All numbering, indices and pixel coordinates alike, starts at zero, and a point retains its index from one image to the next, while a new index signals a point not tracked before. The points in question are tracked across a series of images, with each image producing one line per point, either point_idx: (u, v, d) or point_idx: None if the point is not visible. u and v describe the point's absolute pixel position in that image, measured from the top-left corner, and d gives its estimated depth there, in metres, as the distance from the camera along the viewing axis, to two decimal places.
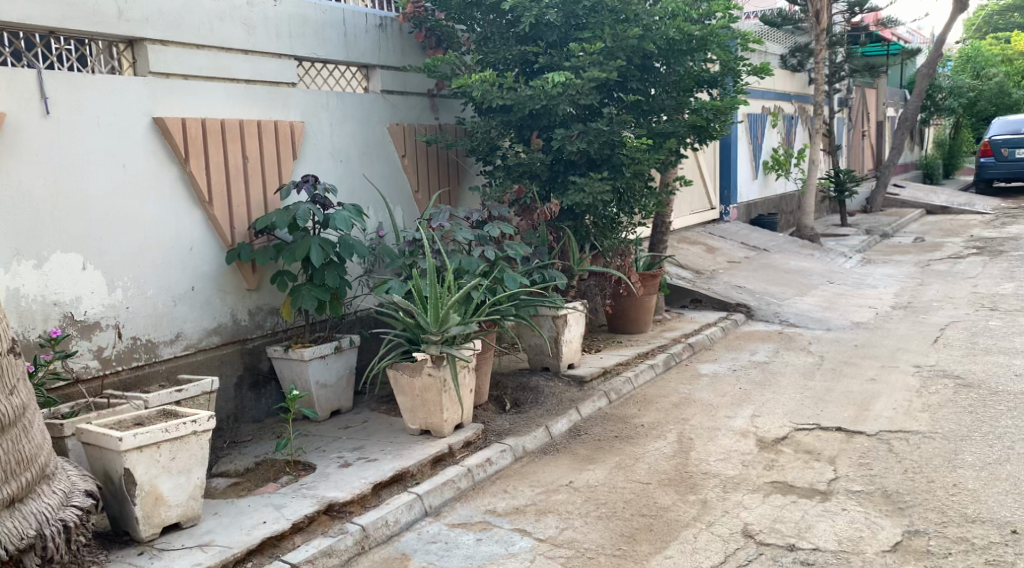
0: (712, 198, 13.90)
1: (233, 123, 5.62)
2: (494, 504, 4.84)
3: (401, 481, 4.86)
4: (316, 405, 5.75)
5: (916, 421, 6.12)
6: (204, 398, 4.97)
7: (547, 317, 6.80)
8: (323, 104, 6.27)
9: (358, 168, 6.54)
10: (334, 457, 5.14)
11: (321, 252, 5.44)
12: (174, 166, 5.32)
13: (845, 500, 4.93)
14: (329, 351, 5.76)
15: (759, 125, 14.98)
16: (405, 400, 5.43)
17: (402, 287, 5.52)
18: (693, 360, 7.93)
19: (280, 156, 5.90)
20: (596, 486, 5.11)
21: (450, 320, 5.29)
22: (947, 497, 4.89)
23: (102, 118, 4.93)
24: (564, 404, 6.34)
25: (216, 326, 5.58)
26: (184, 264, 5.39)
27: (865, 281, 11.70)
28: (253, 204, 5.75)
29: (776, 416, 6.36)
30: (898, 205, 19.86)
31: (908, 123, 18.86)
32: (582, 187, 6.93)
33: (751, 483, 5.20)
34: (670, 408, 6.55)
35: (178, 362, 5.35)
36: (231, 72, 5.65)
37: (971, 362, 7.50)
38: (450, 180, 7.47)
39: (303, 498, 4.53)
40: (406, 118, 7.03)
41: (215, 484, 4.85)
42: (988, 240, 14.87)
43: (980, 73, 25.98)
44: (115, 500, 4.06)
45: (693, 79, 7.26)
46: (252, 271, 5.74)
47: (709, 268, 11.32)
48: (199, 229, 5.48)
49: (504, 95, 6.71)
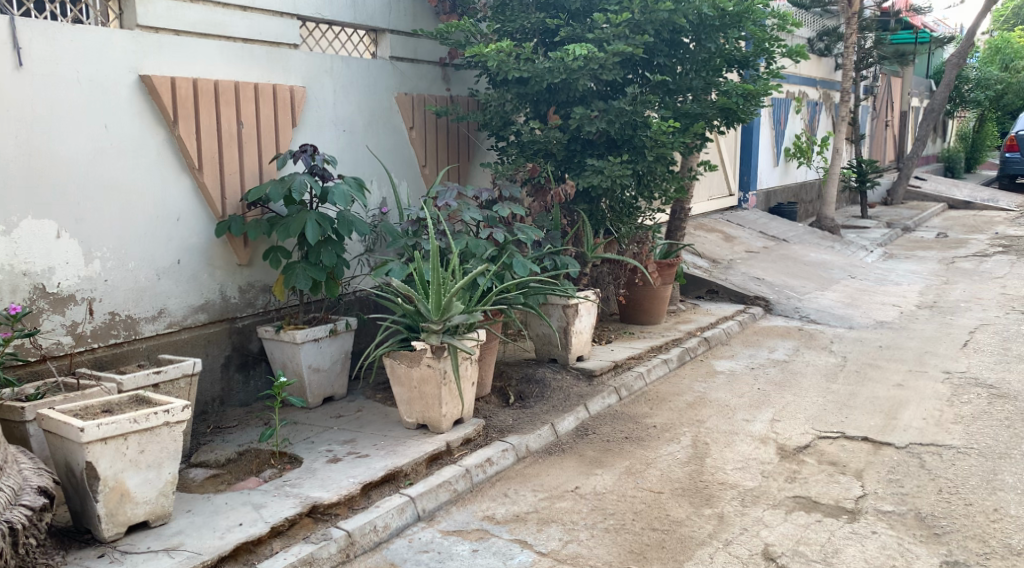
0: (731, 184, 13.44)
1: (227, 84, 5.19)
2: (493, 510, 4.45)
3: (393, 481, 4.47)
4: (306, 392, 5.37)
5: (948, 434, 5.71)
6: (184, 382, 4.58)
7: (556, 306, 6.38)
8: (326, 68, 5.84)
9: (362, 139, 6.12)
10: (322, 450, 4.73)
11: (317, 229, 5.03)
12: (162, 129, 4.91)
13: (875, 521, 4.53)
14: (324, 334, 5.37)
15: (783, 109, 14.49)
16: (401, 391, 5.03)
17: (402, 270, 5.12)
18: (708, 355, 7.52)
19: (278, 122, 5.48)
20: (604, 494, 4.72)
21: (452, 308, 4.88)
22: (987, 524, 4.50)
23: (82, 73, 4.52)
24: (571, 400, 5.95)
25: (203, 303, 5.18)
26: (170, 235, 4.98)
27: (888, 277, 11.24)
28: (246, 174, 5.33)
29: (797, 422, 5.95)
30: (920, 198, 19.32)
31: (936, 115, 18.25)
32: (601, 168, 6.50)
33: (771, 497, 4.80)
34: (684, 408, 6.15)
35: (160, 341, 4.95)
36: (228, 30, 5.21)
37: (1005, 371, 7.07)
38: (460, 155, 7.03)
39: (285, 498, 4.14)
40: (416, 87, 6.60)
41: (192, 476, 4.45)
42: (1016, 238, 14.35)
43: (1010, 66, 24.94)
44: (75, 494, 3.67)
45: (723, 58, 6.83)
46: (244, 246, 5.32)
47: (725, 257, 10.88)
48: (187, 199, 5.06)
49: (520, 67, 6.26)
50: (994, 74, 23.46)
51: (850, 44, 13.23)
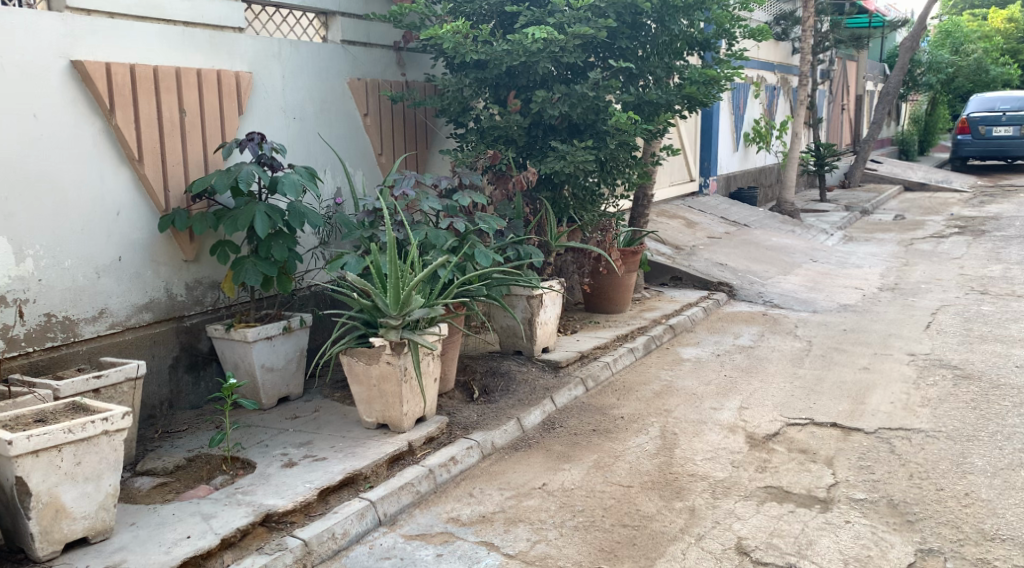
0: (693, 169, 13.36)
1: (168, 70, 4.93)
2: (458, 511, 4.27)
3: (352, 485, 4.26)
4: (260, 392, 5.14)
5: (916, 418, 5.64)
6: (128, 386, 4.33)
7: (520, 297, 6.21)
8: (275, 53, 5.59)
9: (314, 126, 5.88)
10: (277, 454, 4.51)
11: (266, 221, 4.83)
12: (97, 119, 4.63)
13: (848, 510, 4.44)
14: (277, 332, 5.15)
15: (742, 94, 14.42)
16: (359, 389, 4.81)
17: (358, 263, 4.89)
18: (674, 343, 7.40)
19: (224, 110, 5.22)
20: (572, 490, 4.56)
21: (412, 302, 4.66)
22: (959, 509, 4.42)
23: (7, 58, 4.23)
24: (537, 393, 5.78)
25: (147, 302, 4.92)
26: (109, 231, 4.71)
27: (848, 259, 11.22)
28: (191, 164, 5.07)
29: (766, 409, 5.85)
30: (876, 180, 19.44)
31: (891, 98, 18.33)
32: (563, 154, 6.33)
33: (743, 488, 4.68)
34: (652, 397, 6.03)
35: (102, 343, 4.69)
36: (167, 12, 4.95)
37: (968, 351, 7.04)
38: (418, 143, 6.81)
39: (236, 506, 3.92)
40: (369, 73, 6.38)
41: (138, 484, 4.19)
42: (970, 218, 14.44)
43: (959, 49, 25.11)
44: (7, 511, 3.43)
45: (685, 41, 6.71)
46: (190, 241, 5.07)
47: (688, 243, 10.79)
48: (127, 192, 4.80)
49: (478, 49, 6.06)
50: (946, 57, 23.68)
51: (807, 27, 13.18)
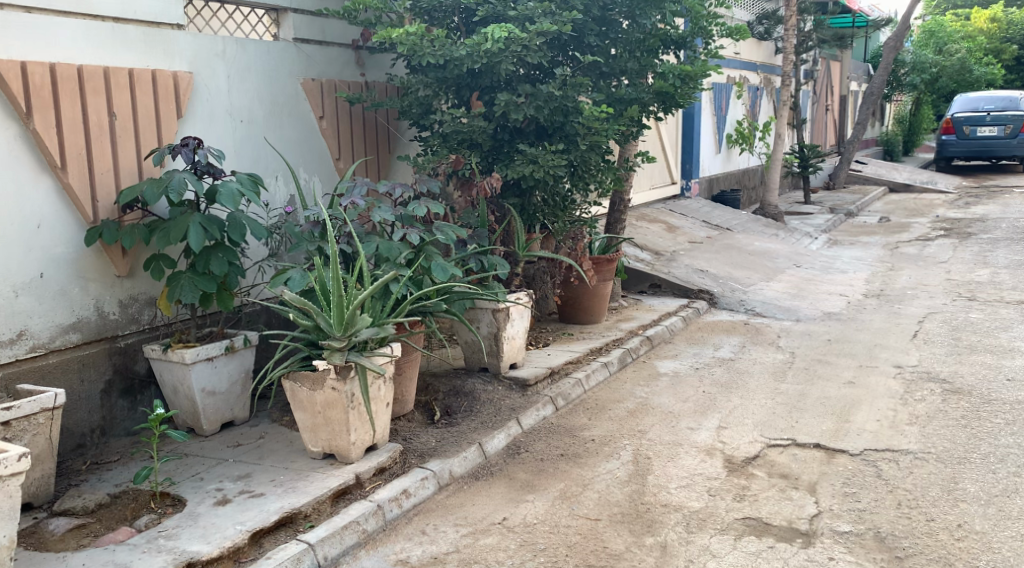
0: (674, 172, 13.05)
1: (96, 70, 4.55)
2: (407, 552, 3.91)
3: (290, 525, 3.90)
4: (200, 417, 4.76)
5: (905, 438, 5.29)
6: (43, 418, 3.97)
7: (485, 311, 5.85)
8: (218, 51, 5.21)
9: (262, 130, 5.49)
10: (211, 489, 4.15)
11: (202, 233, 4.44)
12: (13, 123, 4.25)
13: (832, 545, 4.09)
14: (219, 352, 4.77)
15: (724, 94, 14.11)
16: (303, 416, 4.45)
17: (302, 279, 4.51)
18: (650, 356, 7.05)
19: (160, 112, 4.85)
20: (534, 526, 4.20)
21: (358, 323, 4.28)
22: (952, 543, 4.08)
23: None
24: (502, 414, 5.42)
25: (74, 322, 4.54)
26: (29, 245, 4.34)
27: (833, 264, 10.90)
28: (123, 171, 4.69)
29: (745, 429, 5.50)
30: (861, 181, 19.17)
31: (875, 98, 18.02)
32: (531, 158, 5.96)
33: (719, 519, 4.32)
34: (625, 417, 5.68)
35: (20, 368, 4.30)
36: (94, 7, 4.57)
37: (957, 363, 6.70)
38: (379, 147, 6.44)
39: (156, 554, 3.58)
40: (325, 73, 6.01)
41: (52, 527, 3.85)
42: (957, 220, 14.14)
43: (942, 48, 24.74)
44: None
45: (658, 38, 6.38)
46: (123, 255, 4.69)
47: (669, 249, 10.44)
48: (49, 202, 4.42)
49: (435, 50, 5.72)
50: (929, 56, 23.41)
51: (789, 26, 12.86)
